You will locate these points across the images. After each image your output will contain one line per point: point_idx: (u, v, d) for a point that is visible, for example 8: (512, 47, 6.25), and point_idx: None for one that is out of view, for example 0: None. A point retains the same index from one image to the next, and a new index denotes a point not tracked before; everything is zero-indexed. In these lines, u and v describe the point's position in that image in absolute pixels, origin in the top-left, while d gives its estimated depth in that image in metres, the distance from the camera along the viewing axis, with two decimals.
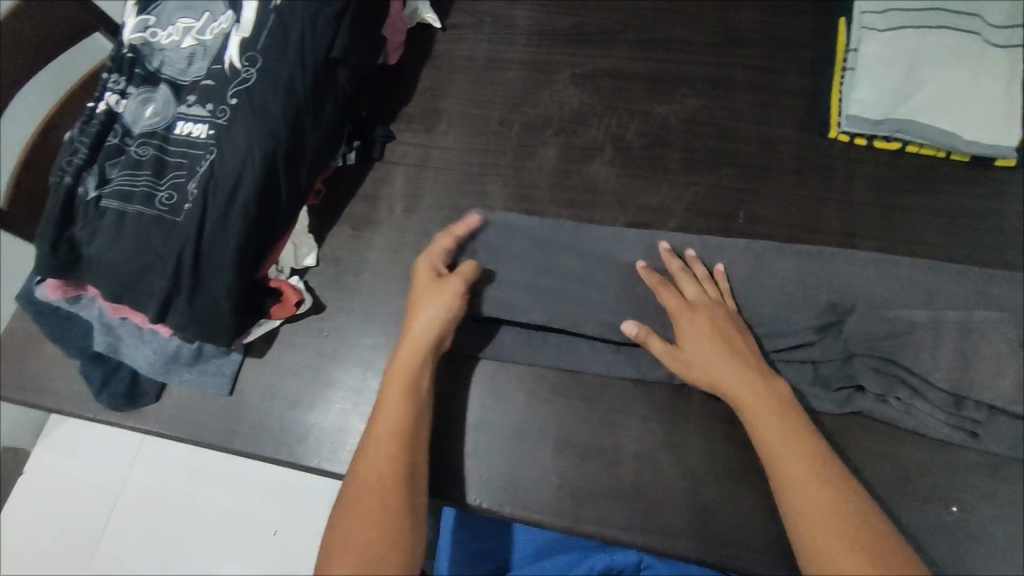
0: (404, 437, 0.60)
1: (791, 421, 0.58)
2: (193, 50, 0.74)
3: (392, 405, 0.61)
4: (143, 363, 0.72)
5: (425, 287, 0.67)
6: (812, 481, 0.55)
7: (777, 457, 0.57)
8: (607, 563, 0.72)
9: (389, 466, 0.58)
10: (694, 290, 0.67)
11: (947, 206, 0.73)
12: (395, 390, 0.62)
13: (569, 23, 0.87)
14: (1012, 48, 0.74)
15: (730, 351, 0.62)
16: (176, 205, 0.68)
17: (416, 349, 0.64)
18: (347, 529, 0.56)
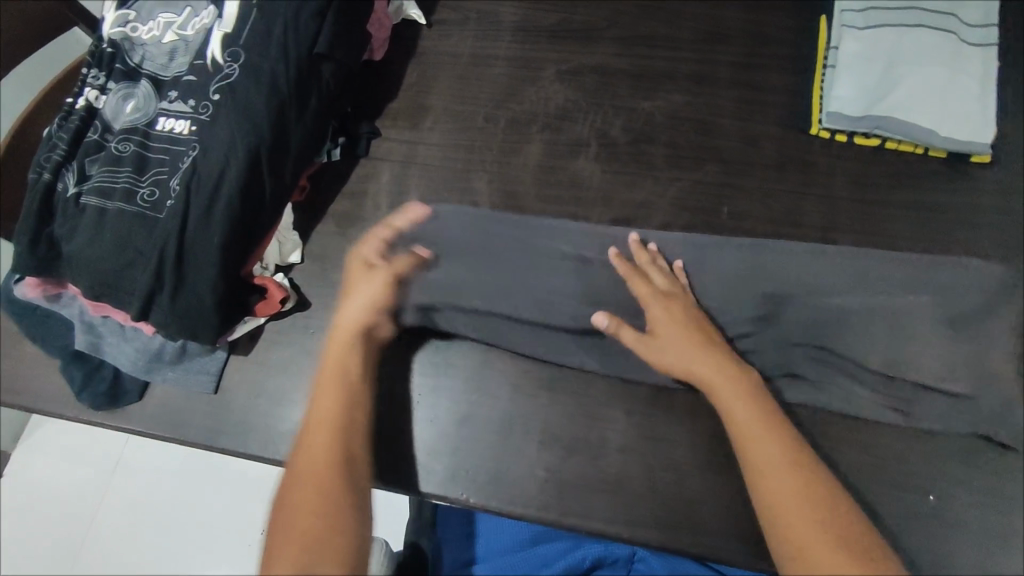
0: (332, 426, 0.61)
1: (755, 405, 0.60)
2: (174, 46, 0.73)
3: (323, 399, 0.62)
4: (126, 360, 0.71)
5: (359, 282, 0.70)
6: (781, 466, 0.56)
7: (748, 441, 0.58)
8: (600, 553, 0.72)
9: (328, 457, 0.59)
10: (663, 280, 0.68)
11: (924, 200, 0.74)
12: (331, 387, 0.63)
13: (554, 20, 0.88)
14: (986, 46, 0.75)
15: (698, 338, 0.64)
16: (159, 202, 0.67)
17: (345, 343, 0.66)
18: (291, 528, 0.55)
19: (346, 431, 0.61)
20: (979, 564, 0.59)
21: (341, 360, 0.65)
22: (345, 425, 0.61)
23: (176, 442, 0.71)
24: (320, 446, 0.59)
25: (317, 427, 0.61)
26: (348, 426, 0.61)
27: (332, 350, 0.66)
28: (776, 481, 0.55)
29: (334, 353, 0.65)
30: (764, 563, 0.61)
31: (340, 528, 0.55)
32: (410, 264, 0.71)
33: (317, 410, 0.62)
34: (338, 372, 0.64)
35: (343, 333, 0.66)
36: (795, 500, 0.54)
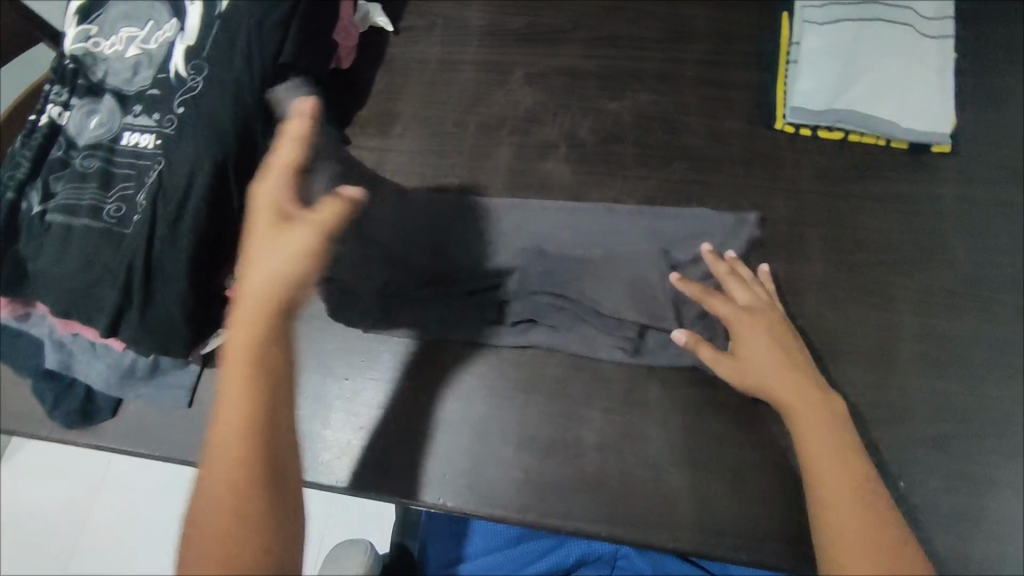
0: (251, 417, 0.54)
1: (836, 437, 0.58)
2: (138, 60, 0.72)
3: (238, 386, 0.55)
4: (98, 378, 0.71)
5: (269, 231, 0.56)
6: (852, 505, 0.55)
7: (822, 474, 0.57)
8: (583, 550, 0.74)
9: (245, 455, 0.53)
10: (744, 294, 0.67)
11: (888, 191, 0.74)
12: (236, 380, 0.55)
13: (520, 23, 0.88)
14: (942, 38, 0.77)
15: (787, 360, 0.63)
16: (125, 217, 0.67)
17: (260, 319, 0.56)
18: (203, 540, 0.52)
19: (255, 429, 0.54)
20: (952, 548, 0.60)
21: (250, 333, 0.56)
22: (254, 424, 0.54)
23: (151, 458, 0.71)
24: (229, 451, 0.54)
25: (227, 424, 0.54)
26: (257, 424, 0.54)
27: (240, 319, 0.56)
28: (842, 517, 0.54)
29: (240, 337, 0.56)
30: (741, 556, 0.61)
31: (252, 535, 0.52)
32: (337, 214, 0.57)
33: (223, 409, 0.55)
34: (248, 361, 0.55)
35: (250, 297, 0.56)
36: (861, 539, 0.53)
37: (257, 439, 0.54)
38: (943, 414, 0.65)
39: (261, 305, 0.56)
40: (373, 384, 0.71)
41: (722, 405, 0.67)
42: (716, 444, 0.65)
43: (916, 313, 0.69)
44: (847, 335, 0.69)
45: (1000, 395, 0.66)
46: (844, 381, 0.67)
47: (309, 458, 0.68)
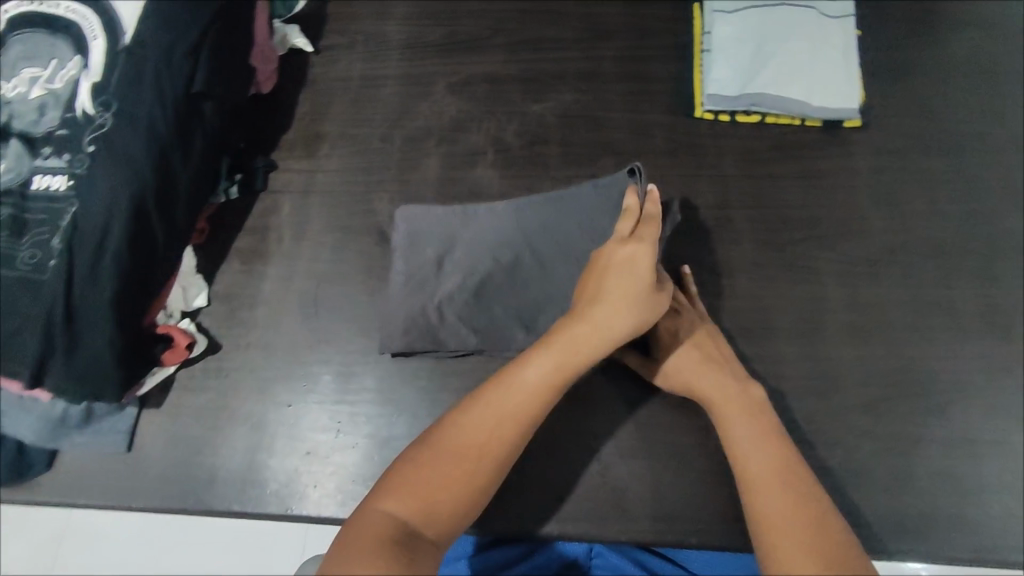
0: (522, 422, 0.53)
1: (759, 424, 0.57)
2: (43, 100, 0.70)
3: (529, 386, 0.54)
4: (28, 432, 0.68)
5: (626, 285, 0.59)
6: (771, 480, 0.52)
7: (743, 457, 0.55)
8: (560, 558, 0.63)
9: (499, 444, 0.51)
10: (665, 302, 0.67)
11: (806, 168, 0.77)
12: (547, 364, 0.55)
13: (439, 34, 0.88)
14: (844, 18, 0.79)
15: (703, 358, 0.63)
16: (41, 263, 0.65)
17: (587, 345, 0.56)
18: (429, 476, 0.49)
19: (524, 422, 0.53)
20: (883, 507, 0.64)
21: (576, 357, 0.55)
22: (527, 422, 0.53)
23: (95, 506, 0.70)
24: (494, 419, 0.52)
25: (506, 392, 0.53)
26: (525, 424, 0.53)
27: (571, 330, 0.57)
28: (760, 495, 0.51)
29: (574, 339, 0.56)
30: (690, 539, 0.63)
31: (459, 516, 0.49)
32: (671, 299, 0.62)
33: (519, 380, 0.54)
34: (563, 360, 0.55)
35: (592, 324, 0.57)
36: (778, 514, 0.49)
37: (518, 431, 0.52)
38: (871, 380, 0.68)
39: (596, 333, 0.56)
40: (316, 408, 0.71)
41: (665, 395, 0.68)
42: (660, 432, 0.66)
43: (841, 284, 0.71)
44: (776, 313, 0.71)
45: (924, 356, 0.68)
46: (775, 358, 0.69)
47: (258, 489, 0.68)
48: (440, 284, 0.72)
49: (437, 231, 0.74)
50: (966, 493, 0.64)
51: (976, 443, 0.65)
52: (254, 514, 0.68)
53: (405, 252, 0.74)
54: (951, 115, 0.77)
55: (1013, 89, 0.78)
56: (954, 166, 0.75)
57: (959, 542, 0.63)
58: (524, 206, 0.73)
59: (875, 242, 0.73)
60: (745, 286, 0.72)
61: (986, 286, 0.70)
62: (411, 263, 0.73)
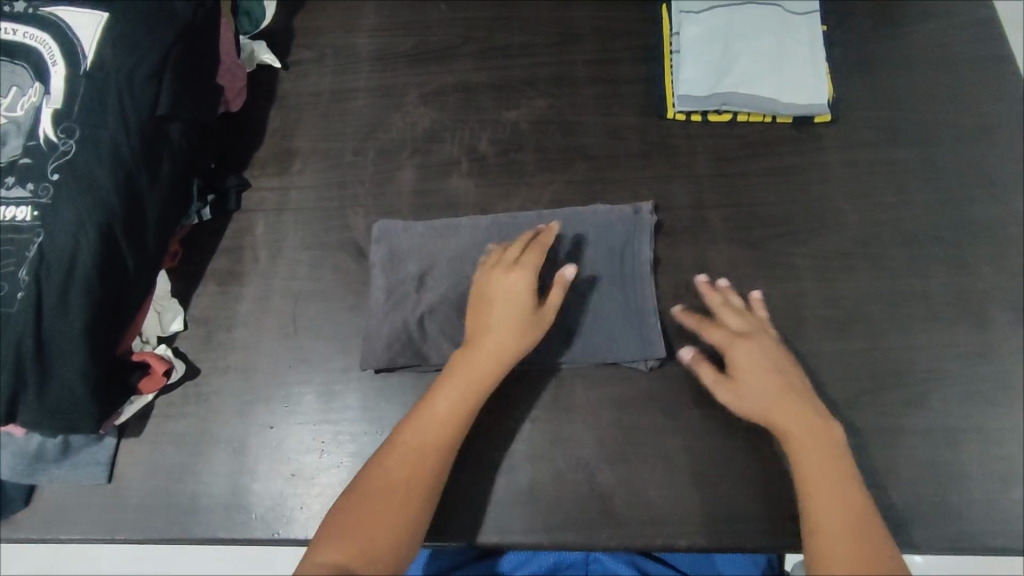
0: (434, 450, 0.58)
1: (839, 475, 0.56)
2: (4, 129, 0.68)
3: (435, 419, 0.60)
4: (3, 467, 0.67)
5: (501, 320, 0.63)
6: (851, 544, 0.52)
7: (824, 507, 0.54)
8: (556, 559, 0.71)
9: (415, 476, 0.57)
10: (739, 322, 0.65)
11: (779, 165, 0.77)
12: (452, 392, 0.61)
13: (409, 44, 0.87)
14: (810, 14, 0.80)
15: (782, 382, 0.60)
16: (7, 296, 0.63)
17: (488, 368, 0.61)
18: (356, 518, 0.54)
19: (442, 446, 0.59)
20: (869, 500, 0.64)
21: (473, 385, 0.61)
22: (446, 446, 0.59)
23: (77, 540, 0.68)
24: (411, 456, 0.57)
25: (418, 427, 0.59)
26: (439, 455, 0.58)
27: (463, 364, 0.62)
28: (837, 551, 0.52)
29: (475, 365, 0.61)
30: (679, 540, 0.63)
31: (392, 551, 0.53)
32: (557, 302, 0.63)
33: (429, 415, 0.60)
34: (467, 386, 0.61)
35: (480, 355, 0.62)
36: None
37: (433, 461, 0.58)
38: (851, 373, 0.68)
39: (492, 353, 0.62)
40: (299, 428, 0.70)
41: (648, 398, 0.68)
42: (646, 435, 0.66)
43: (817, 279, 0.72)
44: None
45: (904, 346, 0.69)
46: None
47: (242, 514, 0.67)
48: (420, 298, 0.72)
49: (422, 249, 0.74)
50: (949, 481, 0.64)
51: (957, 432, 0.66)
52: (240, 541, 0.67)
53: (388, 269, 0.74)
54: (918, 106, 0.78)
55: (977, 78, 0.78)
56: (923, 157, 0.76)
57: (945, 530, 0.63)
58: (510, 225, 0.74)
59: (850, 235, 0.73)
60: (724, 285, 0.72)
61: (958, 275, 0.71)
62: (394, 280, 0.74)
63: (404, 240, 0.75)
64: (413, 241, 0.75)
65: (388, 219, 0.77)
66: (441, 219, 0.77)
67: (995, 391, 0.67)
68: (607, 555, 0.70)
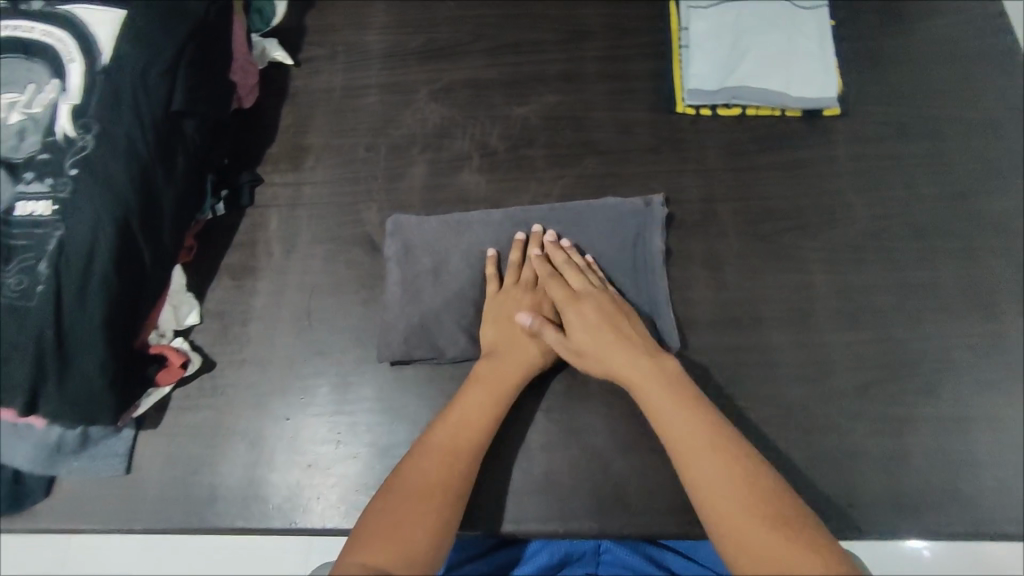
0: (464, 450, 0.60)
1: (681, 402, 0.58)
2: (23, 125, 0.69)
3: (464, 422, 0.62)
4: (23, 459, 0.68)
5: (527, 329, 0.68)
6: (714, 459, 0.53)
7: (683, 443, 0.55)
8: (566, 549, 0.71)
9: (447, 473, 0.58)
10: (578, 279, 0.68)
11: (789, 158, 0.78)
12: (479, 398, 0.63)
13: (419, 41, 0.88)
14: (817, 9, 0.81)
15: (615, 335, 0.64)
16: (28, 289, 0.63)
17: (511, 373, 0.65)
18: (394, 515, 0.54)
19: (474, 446, 0.60)
20: (883, 489, 0.65)
21: (498, 389, 0.64)
22: (474, 446, 0.61)
23: (96, 531, 0.69)
24: (442, 455, 0.59)
25: (447, 429, 0.61)
26: (469, 455, 0.60)
27: (488, 370, 0.66)
28: (707, 477, 0.52)
29: (503, 370, 0.65)
30: (694, 529, 0.64)
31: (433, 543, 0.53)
32: None
33: (456, 417, 0.62)
34: (493, 390, 0.64)
35: (505, 363, 0.66)
36: (739, 503, 0.50)
37: (464, 461, 0.59)
38: (861, 363, 0.69)
39: (518, 357, 0.66)
40: (315, 420, 0.71)
41: None
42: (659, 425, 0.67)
43: (828, 271, 0.72)
44: (764, 302, 0.72)
45: (914, 337, 0.69)
46: (765, 346, 0.70)
47: (260, 504, 0.68)
48: (433, 291, 0.74)
49: (435, 242, 0.75)
50: (962, 469, 0.65)
51: (967, 420, 0.66)
52: (258, 530, 0.67)
53: (402, 261, 0.75)
54: (925, 100, 0.78)
55: (984, 72, 0.79)
56: (931, 150, 0.76)
57: (958, 519, 0.64)
58: (523, 218, 0.75)
59: (861, 227, 0.74)
60: (735, 277, 0.73)
61: (967, 266, 0.72)
62: (408, 273, 0.74)
63: (416, 234, 0.76)
64: (426, 235, 0.76)
65: (400, 214, 0.77)
66: (452, 213, 0.78)
67: (1004, 380, 0.68)
68: (616, 543, 0.71)
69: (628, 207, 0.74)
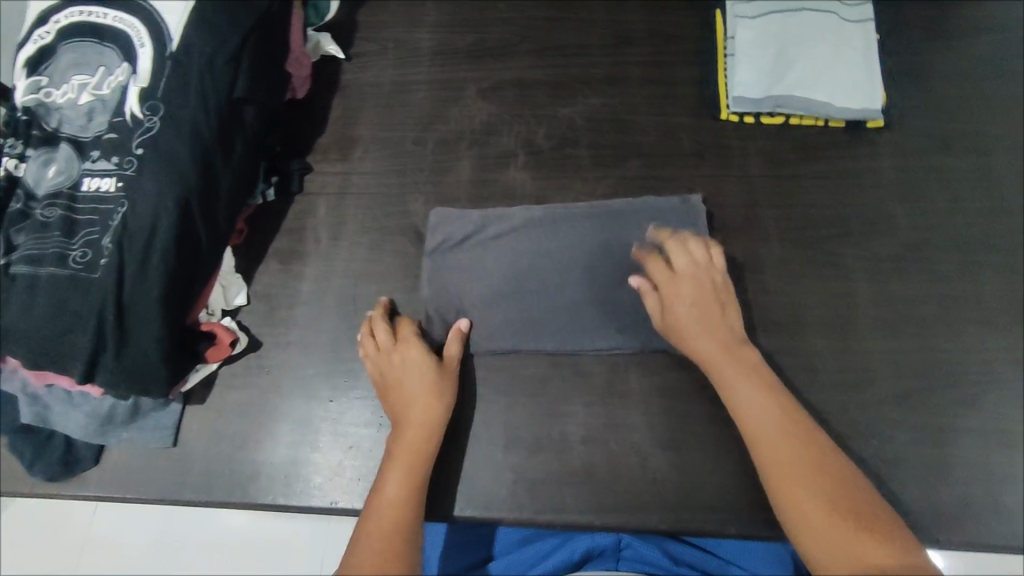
0: (396, 532, 0.58)
1: (758, 388, 0.60)
2: (91, 106, 0.71)
3: (389, 505, 0.60)
4: (76, 428, 0.70)
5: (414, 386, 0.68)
6: (786, 443, 0.57)
7: (755, 425, 0.59)
8: (589, 545, 0.72)
9: (386, 559, 0.56)
10: (684, 258, 0.68)
11: (832, 168, 0.79)
12: (397, 477, 0.62)
13: (468, 41, 0.90)
14: (864, 22, 0.81)
15: (709, 323, 0.65)
16: (91, 262, 0.66)
17: (420, 440, 0.65)
18: None
19: (403, 522, 0.59)
20: (920, 496, 0.65)
21: (411, 461, 0.63)
22: (405, 525, 0.59)
23: (139, 501, 0.72)
24: (378, 543, 0.57)
25: (373, 518, 0.59)
26: (404, 533, 0.58)
27: (397, 445, 0.65)
28: (779, 459, 0.56)
29: (406, 440, 0.65)
30: (728, 526, 0.65)
31: None
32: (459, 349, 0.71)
33: (380, 503, 0.61)
34: (408, 464, 0.63)
35: (408, 429, 0.65)
36: (822, 510, 0.53)
37: (401, 541, 0.58)
38: (900, 372, 0.69)
39: (418, 423, 0.65)
40: (358, 403, 0.73)
41: (697, 389, 0.70)
42: (695, 425, 0.69)
43: (868, 280, 0.73)
44: (805, 309, 0.73)
45: (954, 350, 0.70)
46: (804, 353, 0.71)
47: (302, 483, 0.70)
48: (471, 285, 0.75)
49: (477, 236, 0.77)
50: (1003, 483, 0.66)
51: (1007, 433, 0.67)
52: (300, 508, 0.70)
53: (443, 254, 0.77)
54: (970, 116, 0.79)
55: None
56: (976, 166, 0.77)
57: (994, 530, 0.64)
58: (564, 216, 0.77)
59: (904, 238, 0.75)
60: (777, 282, 0.74)
61: (1012, 282, 0.72)
62: (448, 266, 0.76)
63: (458, 228, 0.77)
64: (469, 228, 0.77)
65: (443, 209, 0.79)
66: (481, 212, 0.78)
67: None
68: (637, 538, 0.72)
69: (672, 211, 0.75)
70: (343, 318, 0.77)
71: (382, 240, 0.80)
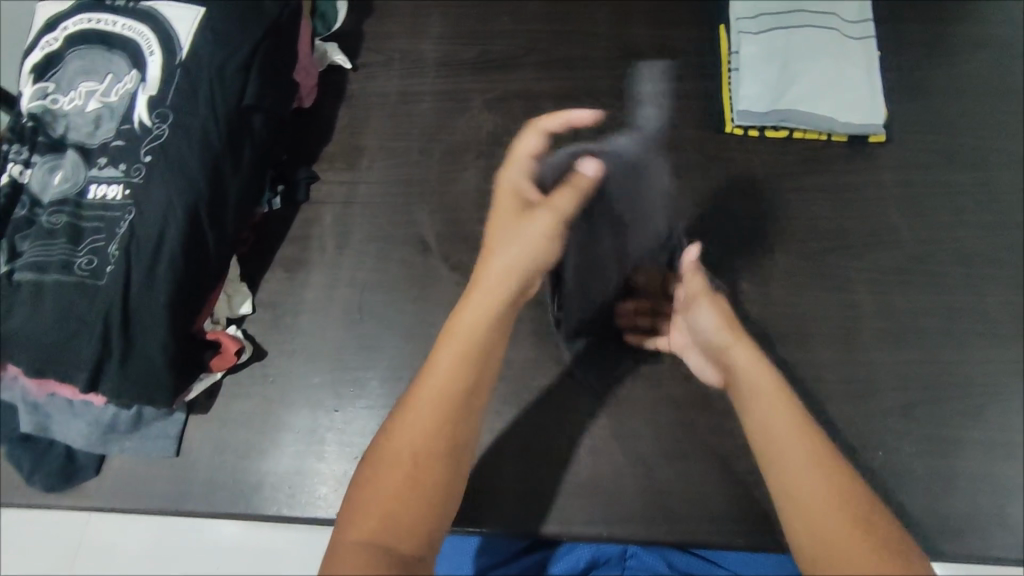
0: (446, 405, 0.52)
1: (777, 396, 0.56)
2: (98, 114, 0.71)
3: (440, 373, 0.54)
4: (77, 437, 0.69)
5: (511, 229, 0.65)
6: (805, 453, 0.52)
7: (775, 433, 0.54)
8: (593, 553, 0.70)
9: (430, 436, 0.51)
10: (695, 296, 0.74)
11: (835, 182, 0.79)
12: (451, 349, 0.55)
13: (474, 52, 0.90)
14: (866, 38, 0.83)
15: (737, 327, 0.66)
16: (97, 268, 0.65)
17: (497, 296, 0.60)
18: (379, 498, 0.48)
19: (458, 395, 0.53)
20: (924, 508, 0.66)
21: (477, 321, 0.58)
22: (459, 394, 0.53)
23: (139, 511, 0.71)
24: (426, 418, 0.52)
25: (424, 388, 0.53)
26: (454, 407, 0.53)
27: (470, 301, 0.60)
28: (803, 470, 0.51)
29: (487, 292, 0.60)
30: (734, 538, 0.65)
31: (419, 516, 0.48)
32: (570, 197, 0.66)
33: (430, 373, 0.54)
34: (464, 335, 0.56)
35: (487, 286, 0.60)
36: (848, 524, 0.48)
37: (446, 416, 0.52)
38: (904, 384, 0.70)
39: (503, 278, 0.61)
40: (364, 413, 0.73)
41: (704, 400, 0.70)
42: (702, 438, 0.69)
43: (872, 292, 0.74)
44: (810, 320, 0.73)
45: (957, 362, 0.71)
46: (808, 364, 0.71)
47: (307, 494, 0.70)
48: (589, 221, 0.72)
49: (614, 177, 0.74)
50: (1006, 494, 0.66)
51: (1011, 445, 0.68)
52: (305, 519, 0.69)
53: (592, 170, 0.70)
54: (969, 132, 0.80)
55: None
56: (976, 181, 0.78)
57: (997, 541, 0.65)
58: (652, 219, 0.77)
59: (906, 252, 0.75)
60: (782, 294, 0.74)
61: (1013, 295, 0.73)
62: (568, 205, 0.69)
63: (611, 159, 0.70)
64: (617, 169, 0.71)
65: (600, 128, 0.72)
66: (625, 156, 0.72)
67: None
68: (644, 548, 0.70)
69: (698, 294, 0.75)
70: (349, 327, 0.77)
71: (388, 249, 0.80)
